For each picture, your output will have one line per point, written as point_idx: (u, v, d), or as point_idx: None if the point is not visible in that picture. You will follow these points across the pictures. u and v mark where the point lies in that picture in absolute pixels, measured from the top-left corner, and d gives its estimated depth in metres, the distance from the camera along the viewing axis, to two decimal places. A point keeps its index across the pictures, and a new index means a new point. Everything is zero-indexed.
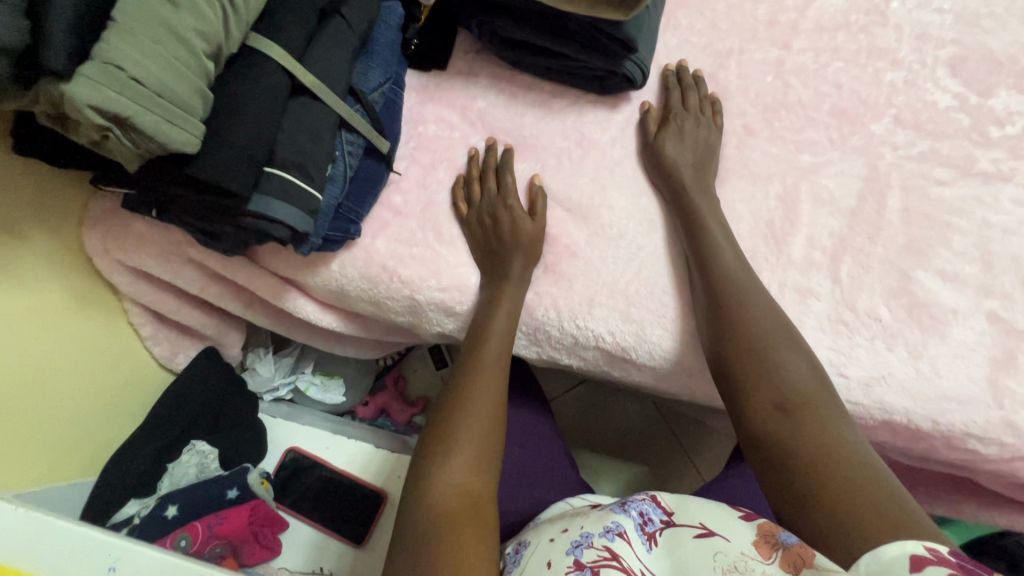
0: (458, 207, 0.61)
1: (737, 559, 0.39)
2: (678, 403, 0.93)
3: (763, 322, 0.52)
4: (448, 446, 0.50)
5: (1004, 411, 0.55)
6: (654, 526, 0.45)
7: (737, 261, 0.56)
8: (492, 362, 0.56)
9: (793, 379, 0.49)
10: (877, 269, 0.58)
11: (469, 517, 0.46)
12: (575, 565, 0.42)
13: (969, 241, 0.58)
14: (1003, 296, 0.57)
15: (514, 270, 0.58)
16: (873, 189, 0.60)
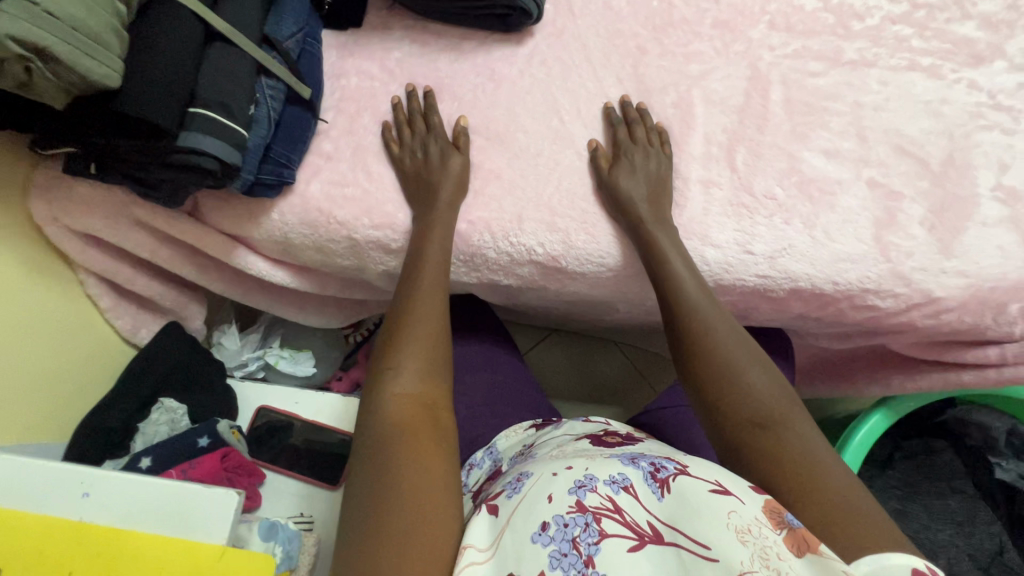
0: (390, 147, 0.66)
1: (754, 522, 0.38)
2: (633, 333, 0.98)
3: (731, 347, 0.54)
4: (397, 360, 0.53)
5: (892, 263, 0.62)
6: (667, 472, 0.43)
7: (651, 208, 0.62)
8: (433, 284, 0.59)
9: (761, 394, 0.51)
10: (769, 155, 0.65)
11: (422, 421, 0.50)
12: (577, 507, 0.40)
13: (845, 121, 0.65)
14: (879, 165, 0.64)
15: (442, 199, 0.62)
16: (757, 87, 0.66)
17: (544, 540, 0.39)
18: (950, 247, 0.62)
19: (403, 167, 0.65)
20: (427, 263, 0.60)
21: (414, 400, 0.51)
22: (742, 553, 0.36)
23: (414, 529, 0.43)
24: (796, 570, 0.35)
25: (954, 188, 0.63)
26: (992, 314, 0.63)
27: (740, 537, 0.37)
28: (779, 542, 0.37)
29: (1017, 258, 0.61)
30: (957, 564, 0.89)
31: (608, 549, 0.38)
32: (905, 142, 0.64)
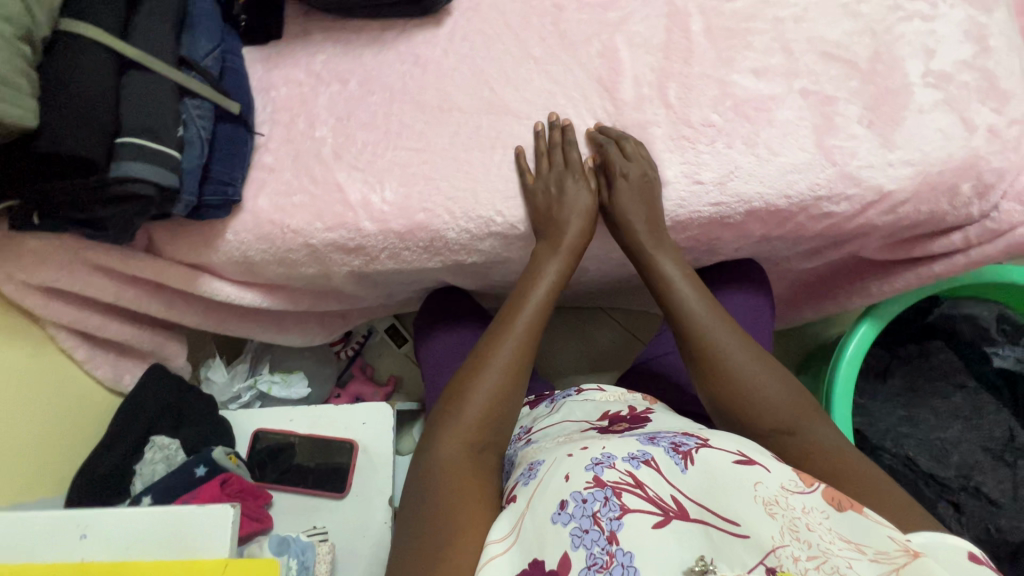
0: (526, 178, 0.65)
1: (780, 493, 0.43)
2: (613, 293, 0.99)
3: (746, 359, 0.56)
4: (463, 399, 0.57)
5: (838, 166, 0.62)
6: (688, 447, 0.47)
7: (649, 225, 0.63)
8: (530, 330, 0.61)
9: (779, 401, 0.53)
10: (700, 85, 0.65)
11: (471, 461, 0.54)
12: (595, 481, 0.44)
13: (767, 38, 0.65)
14: (809, 74, 0.64)
15: (572, 230, 0.63)
16: (677, 22, 0.67)
17: (565, 519, 0.43)
18: (891, 140, 0.62)
19: (536, 204, 0.64)
20: (523, 307, 0.61)
21: (468, 439, 0.55)
22: (771, 529, 0.40)
23: (459, 540, 0.47)
24: (825, 538, 0.40)
25: (886, 82, 0.63)
26: (946, 198, 0.64)
27: (769, 510, 0.42)
28: (804, 512, 0.42)
29: (959, 139, 0.62)
30: (971, 458, 0.90)
31: (632, 521, 0.42)
32: (831, 47, 0.65)
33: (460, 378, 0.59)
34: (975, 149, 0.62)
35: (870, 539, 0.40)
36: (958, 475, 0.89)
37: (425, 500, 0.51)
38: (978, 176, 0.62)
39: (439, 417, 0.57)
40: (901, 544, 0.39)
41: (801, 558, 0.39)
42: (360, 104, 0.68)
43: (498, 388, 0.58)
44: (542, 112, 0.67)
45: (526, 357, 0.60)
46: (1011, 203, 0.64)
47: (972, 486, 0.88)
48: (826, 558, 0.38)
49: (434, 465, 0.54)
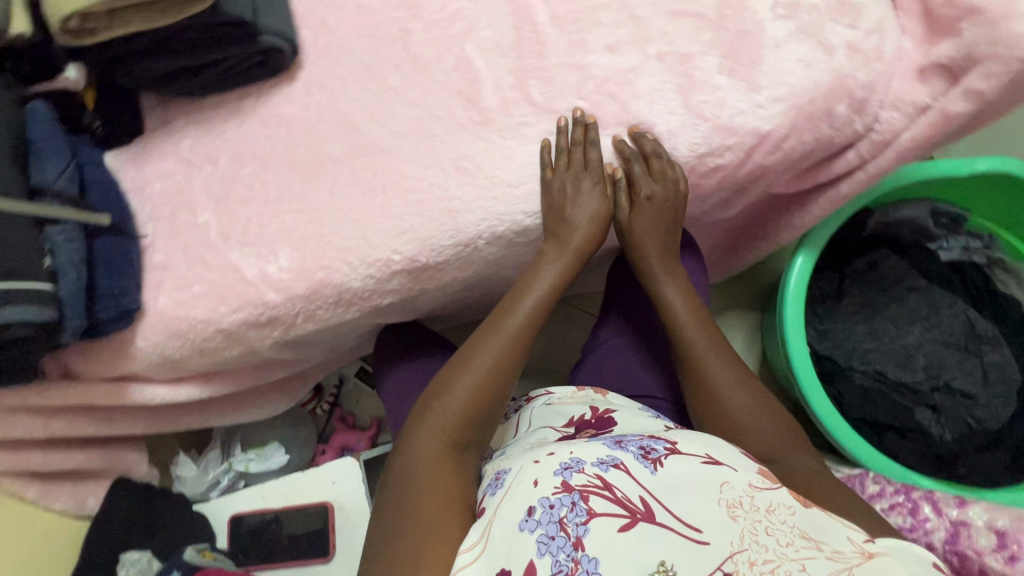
0: (545, 171, 0.63)
1: (744, 497, 0.48)
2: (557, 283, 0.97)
3: (741, 389, 0.64)
4: (445, 399, 0.61)
5: (710, 121, 0.62)
6: (657, 454, 0.52)
7: (658, 249, 0.71)
8: (519, 333, 0.65)
9: (765, 429, 0.60)
10: (558, 75, 0.64)
11: (448, 454, 0.58)
12: (564, 486, 0.48)
13: (613, 11, 0.65)
14: (661, 36, 0.63)
15: (576, 238, 0.65)
16: (522, 17, 0.66)
17: (533, 525, 0.47)
18: (754, 82, 0.62)
19: (550, 200, 0.63)
20: (515, 314, 0.65)
21: (448, 433, 0.59)
22: (732, 534, 0.46)
23: (427, 529, 0.51)
24: (781, 542, 0.45)
25: (736, 25, 0.63)
26: (826, 122, 0.63)
27: (732, 513, 0.47)
28: (764, 513, 0.48)
29: (820, 64, 0.61)
30: (937, 357, 0.91)
31: (600, 522, 0.46)
32: (676, 4, 0.64)
33: (446, 375, 0.63)
34: (838, 69, 0.61)
35: (827, 537, 0.47)
36: (927, 377, 0.90)
37: (401, 492, 0.55)
38: (848, 95, 0.62)
39: (423, 410, 0.61)
40: (857, 546, 0.46)
41: (757, 562, 0.44)
42: (235, 179, 0.67)
43: (479, 386, 0.62)
44: (411, 139, 0.66)
45: (510, 356, 0.64)
46: (889, 110, 0.63)
47: (943, 384, 0.89)
48: (782, 561, 0.43)
49: (415, 459, 0.58)
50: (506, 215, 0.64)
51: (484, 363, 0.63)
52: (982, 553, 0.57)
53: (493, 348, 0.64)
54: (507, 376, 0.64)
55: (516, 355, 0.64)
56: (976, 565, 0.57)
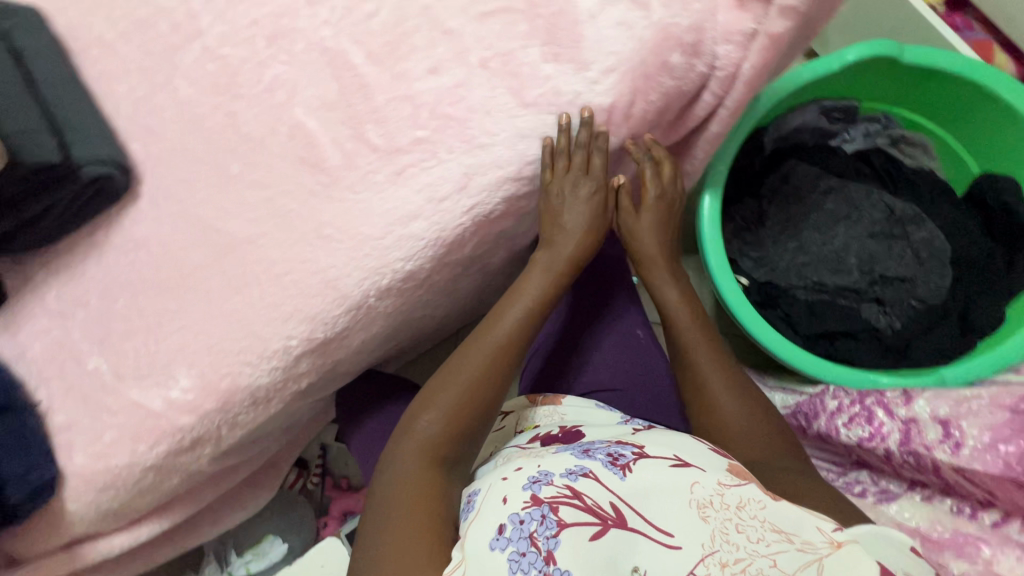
0: (547, 175, 0.65)
1: (715, 496, 0.55)
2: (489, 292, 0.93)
3: (740, 393, 0.71)
4: (430, 414, 0.71)
5: (552, 111, 0.60)
6: (626, 460, 0.60)
7: (658, 250, 0.78)
8: (501, 343, 0.74)
9: (757, 431, 0.67)
10: (391, 111, 0.62)
11: (428, 457, 0.67)
12: (533, 501, 0.55)
13: (424, 31, 0.62)
14: (477, 42, 0.61)
15: (576, 248, 0.74)
16: (339, 65, 0.64)
17: (505, 542, 0.53)
18: (581, 61, 0.60)
19: (547, 207, 0.70)
20: (495, 330, 0.75)
21: (430, 440, 0.69)
22: (703, 536, 0.51)
23: (402, 517, 0.60)
24: (750, 538, 0.51)
25: (547, 7, 0.60)
26: (667, 75, 0.61)
27: (703, 514, 0.53)
28: (734, 510, 0.53)
29: (639, 22, 0.60)
30: (868, 251, 0.90)
31: (572, 530, 0.52)
32: (484, 3, 0.62)
33: (431, 390, 0.73)
34: (658, 22, 0.60)
35: (798, 529, 0.52)
36: (863, 274, 0.90)
37: (390, 498, 0.64)
38: (677, 44, 0.60)
39: (409, 422, 0.72)
40: (827, 536, 0.52)
41: (726, 562, 0.49)
42: (110, 316, 0.65)
43: (458, 399, 0.72)
44: (269, 222, 0.64)
45: (490, 365, 0.73)
46: (723, 45, 0.61)
47: (881, 276, 0.89)
48: (753, 559, 0.49)
49: (402, 465, 0.67)
50: (382, 266, 0.62)
51: (463, 380, 0.72)
52: (932, 447, 0.59)
53: (472, 369, 0.73)
54: (486, 388, 0.73)
55: (495, 364, 0.73)
56: (930, 459, 0.59)
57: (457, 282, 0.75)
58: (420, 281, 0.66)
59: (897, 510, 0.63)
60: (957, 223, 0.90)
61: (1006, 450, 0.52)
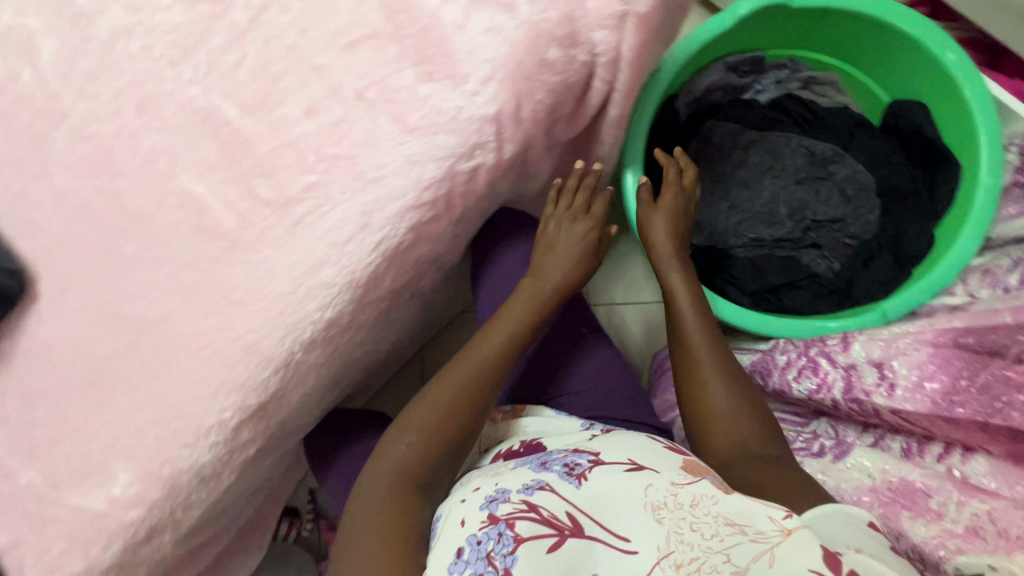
0: (550, 207, 0.82)
1: (668, 497, 0.57)
2: (435, 309, 0.91)
3: (733, 378, 0.70)
4: (409, 434, 0.71)
5: (439, 131, 0.59)
6: (580, 469, 0.63)
7: (668, 242, 0.80)
8: (484, 366, 0.75)
9: (742, 417, 0.67)
10: (277, 161, 0.60)
11: (402, 480, 0.67)
12: (491, 519, 0.56)
13: (293, 74, 0.60)
14: (349, 74, 0.59)
15: (592, 260, 0.81)
16: (214, 123, 0.62)
17: (462, 563, 0.54)
18: (457, 75, 0.58)
19: (547, 229, 0.81)
20: (487, 344, 0.77)
21: (406, 460, 0.69)
22: (658, 537, 0.53)
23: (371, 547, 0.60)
24: (704, 537, 0.52)
25: (412, 26, 0.59)
26: (548, 72, 0.60)
27: (658, 517, 0.55)
28: (686, 510, 0.55)
29: (508, 24, 0.58)
30: (798, 198, 0.90)
31: (531, 543, 0.53)
32: (348, 33, 0.59)
33: (415, 408, 0.74)
34: (527, 21, 0.58)
35: (751, 520, 0.53)
36: (798, 222, 0.89)
37: (361, 527, 0.63)
38: (551, 39, 0.59)
39: (387, 442, 0.72)
40: (778, 524, 0.52)
41: (682, 562, 0.51)
42: (36, 426, 0.63)
43: (439, 417, 0.72)
44: (176, 298, 0.61)
45: (473, 386, 0.74)
46: (599, 30, 0.60)
47: (815, 220, 0.89)
48: (707, 557, 0.50)
49: (376, 488, 0.67)
50: (300, 320, 0.60)
51: (444, 396, 0.73)
52: (872, 391, 0.64)
53: (453, 385, 0.74)
54: (467, 405, 0.73)
55: (475, 386, 0.74)
56: (871, 403, 0.64)
57: (391, 313, 0.73)
58: (346, 325, 0.64)
59: (855, 462, 0.68)
60: (879, 154, 0.90)
61: (933, 386, 0.60)
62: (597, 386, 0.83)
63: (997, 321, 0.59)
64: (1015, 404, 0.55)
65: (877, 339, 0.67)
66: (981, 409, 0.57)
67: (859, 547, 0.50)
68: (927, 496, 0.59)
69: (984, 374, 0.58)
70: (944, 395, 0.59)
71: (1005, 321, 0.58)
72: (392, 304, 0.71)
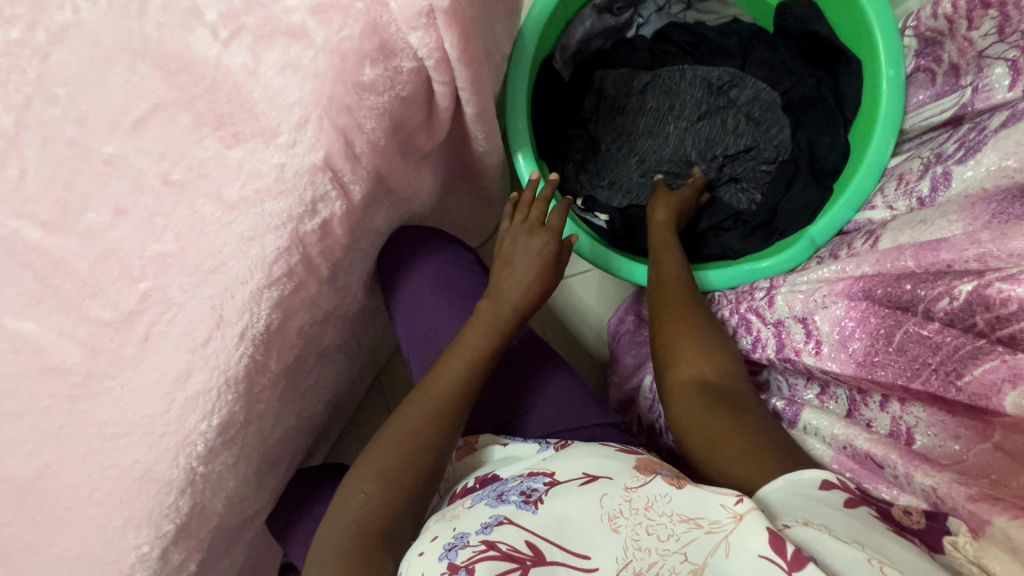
0: (503, 223, 0.76)
1: (624, 502, 0.45)
2: (358, 351, 0.85)
3: (711, 333, 0.62)
4: (369, 483, 0.56)
5: (265, 196, 0.51)
6: (539, 493, 0.47)
7: (668, 216, 0.76)
8: (448, 397, 0.62)
9: (719, 372, 0.58)
10: (101, 275, 0.53)
11: (364, 541, 0.52)
12: (451, 569, 0.41)
13: (86, 173, 0.52)
14: (148, 159, 0.52)
15: (553, 274, 0.72)
16: (19, 250, 0.54)
17: None
18: (266, 128, 0.51)
19: (501, 245, 0.74)
20: (451, 363, 0.64)
21: (368, 514, 0.54)
22: (618, 549, 0.43)
23: None
24: (664, 543, 0.42)
25: (198, 85, 0.51)
26: (370, 94, 0.52)
27: (614, 526, 0.44)
28: (645, 511, 0.45)
29: (304, 55, 0.50)
30: (703, 136, 0.87)
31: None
32: (131, 111, 0.52)
33: (378, 442, 0.59)
34: (326, 44, 0.50)
35: (703, 510, 0.45)
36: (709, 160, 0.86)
37: None
38: (360, 57, 0.50)
39: (344, 492, 0.57)
40: (730, 508, 0.44)
41: (642, 569, 0.41)
42: None
43: (403, 456, 0.57)
44: (46, 448, 0.56)
45: (442, 417, 0.60)
46: (412, 32, 0.51)
47: (726, 155, 0.86)
48: (665, 562, 0.41)
49: (330, 554, 0.51)
50: (186, 435, 0.54)
51: (407, 429, 0.59)
52: (800, 351, 0.59)
53: (418, 414, 0.60)
54: (433, 439, 0.59)
55: (442, 421, 0.60)
56: (801, 363, 0.60)
57: (299, 384, 0.67)
58: (244, 421, 0.58)
59: (810, 427, 0.60)
60: (779, 65, 0.84)
61: (854, 346, 0.55)
62: (540, 400, 0.75)
63: (904, 266, 0.54)
64: (933, 366, 0.49)
65: (798, 290, 0.63)
66: (901, 372, 0.52)
67: (806, 518, 0.42)
68: (880, 467, 0.52)
69: (899, 336, 0.52)
70: (865, 357, 0.54)
71: (909, 265, 0.53)
72: (295, 377, 0.65)
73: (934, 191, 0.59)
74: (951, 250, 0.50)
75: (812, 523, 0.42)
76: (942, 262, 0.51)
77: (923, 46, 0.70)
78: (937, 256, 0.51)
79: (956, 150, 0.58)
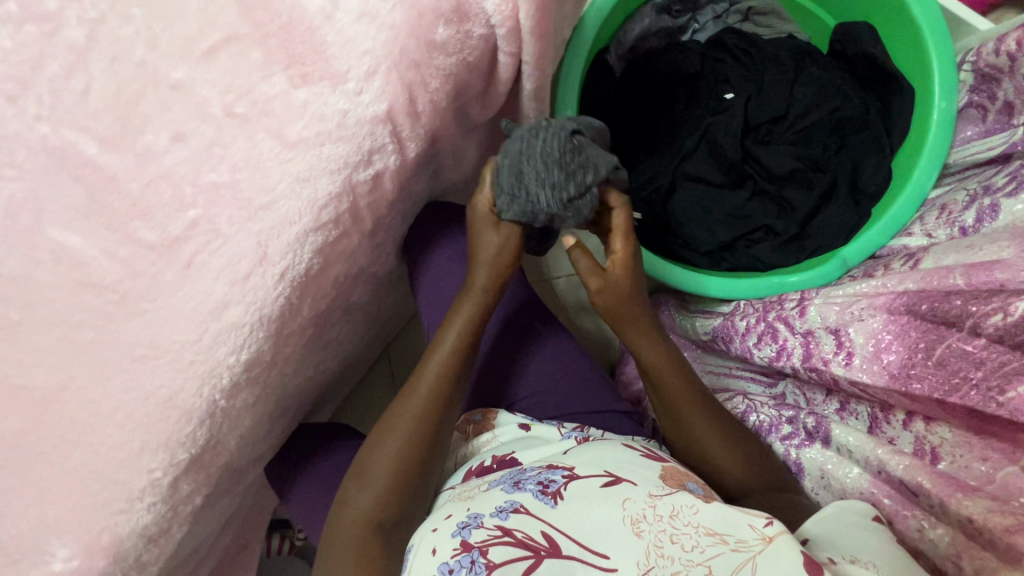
0: None
1: (647, 508, 0.45)
2: (375, 316, 0.86)
3: (734, 435, 0.60)
4: (364, 482, 0.56)
5: (323, 142, 0.52)
6: (556, 485, 0.48)
7: (616, 307, 0.61)
8: (425, 395, 0.59)
9: (762, 468, 0.60)
10: (152, 198, 0.53)
11: (369, 537, 0.53)
12: (462, 546, 0.43)
13: (151, 95, 0.53)
14: (213, 91, 0.52)
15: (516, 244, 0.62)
16: (73, 162, 0.54)
17: None
18: (335, 73, 0.52)
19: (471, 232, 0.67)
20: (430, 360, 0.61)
21: (370, 512, 0.55)
22: (640, 553, 0.42)
23: None
24: (688, 555, 0.42)
25: (273, 23, 0.52)
26: (439, 54, 0.52)
27: (636, 530, 0.43)
28: (667, 520, 0.44)
29: (383, 6, 0.50)
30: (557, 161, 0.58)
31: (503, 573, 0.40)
32: (204, 38, 0.52)
33: (368, 447, 0.59)
34: None
35: (731, 528, 0.44)
36: (583, 195, 0.59)
37: None
38: (436, 16, 0.51)
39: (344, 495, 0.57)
40: (758, 531, 0.43)
41: None
42: None
43: (394, 455, 0.57)
44: (73, 362, 0.56)
45: (426, 414, 0.58)
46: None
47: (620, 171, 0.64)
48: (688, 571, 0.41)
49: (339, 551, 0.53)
50: (215, 365, 0.55)
51: (393, 430, 0.58)
52: (829, 360, 0.61)
53: (400, 417, 0.58)
54: (417, 438, 0.57)
55: (423, 420, 0.58)
56: (829, 372, 0.61)
57: (320, 337, 0.68)
58: (270, 362, 0.59)
59: (843, 442, 0.61)
60: (827, 84, 0.84)
61: (889, 358, 0.56)
62: (561, 381, 0.74)
63: (951, 283, 0.55)
64: (974, 381, 0.50)
65: (833, 302, 0.65)
66: (939, 385, 0.52)
67: (856, 556, 0.45)
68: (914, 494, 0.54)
69: (940, 350, 0.53)
70: (901, 369, 0.55)
71: (957, 283, 0.54)
72: (319, 328, 0.66)
73: (979, 221, 0.60)
74: (1007, 270, 0.51)
75: (862, 560, 0.45)
76: (996, 282, 0.52)
77: (979, 82, 0.70)
78: (989, 276, 0.52)
79: (1006, 184, 0.59)
